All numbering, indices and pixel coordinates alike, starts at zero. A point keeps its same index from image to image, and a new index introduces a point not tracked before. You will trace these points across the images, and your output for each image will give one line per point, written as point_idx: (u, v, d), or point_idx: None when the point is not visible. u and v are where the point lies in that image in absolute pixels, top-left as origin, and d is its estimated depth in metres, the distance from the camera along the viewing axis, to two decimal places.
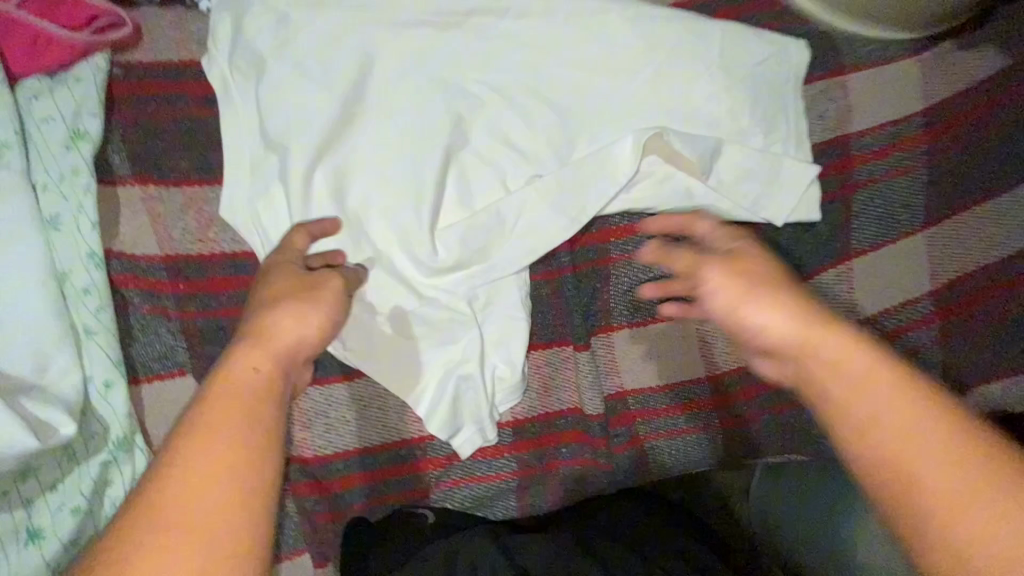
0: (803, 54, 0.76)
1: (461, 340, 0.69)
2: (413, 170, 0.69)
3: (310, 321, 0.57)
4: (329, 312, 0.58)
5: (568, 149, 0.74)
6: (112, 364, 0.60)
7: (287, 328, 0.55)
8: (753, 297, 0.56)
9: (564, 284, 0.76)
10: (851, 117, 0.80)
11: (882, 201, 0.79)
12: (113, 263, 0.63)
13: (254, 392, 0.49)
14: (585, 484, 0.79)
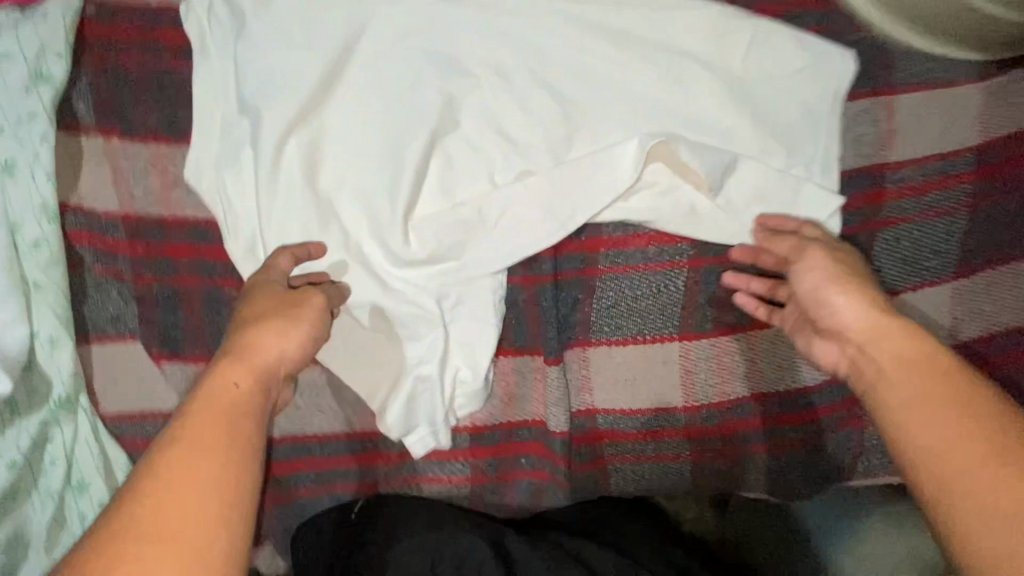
0: (845, 68, 0.68)
1: (422, 338, 0.66)
2: (394, 151, 0.64)
3: (293, 337, 0.53)
4: (315, 328, 0.55)
5: (566, 147, 0.68)
6: (59, 322, 0.59)
7: (268, 344, 0.52)
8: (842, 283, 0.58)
9: (541, 292, 0.70)
10: (891, 145, 0.71)
11: (909, 243, 0.71)
12: (69, 217, 0.61)
13: (233, 408, 0.46)
14: (541, 497, 0.76)
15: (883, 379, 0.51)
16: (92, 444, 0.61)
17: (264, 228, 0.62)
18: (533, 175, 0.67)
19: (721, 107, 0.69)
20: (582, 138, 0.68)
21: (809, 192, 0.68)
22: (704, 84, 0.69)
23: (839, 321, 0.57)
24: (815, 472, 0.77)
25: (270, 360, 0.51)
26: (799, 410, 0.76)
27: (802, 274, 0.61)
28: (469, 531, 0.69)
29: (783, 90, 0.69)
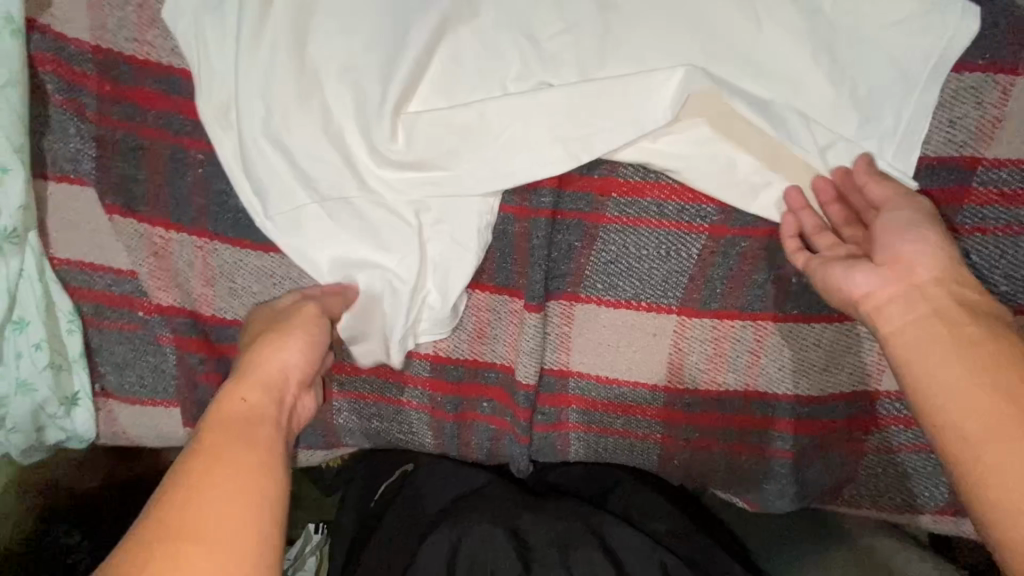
0: (956, 30, 0.55)
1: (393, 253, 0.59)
2: (400, 31, 0.56)
3: (291, 346, 0.52)
4: (316, 340, 0.54)
5: (597, 66, 0.58)
6: (12, 148, 0.54)
7: (268, 363, 0.51)
8: (907, 235, 0.53)
9: (534, 229, 0.62)
10: (994, 137, 0.57)
11: (977, 260, 0.60)
12: (35, 36, 0.55)
13: (245, 415, 0.47)
14: (497, 445, 0.71)
15: (921, 346, 0.49)
16: (35, 285, 0.58)
17: (240, 95, 0.56)
18: (549, 93, 0.57)
19: (794, 51, 0.57)
20: (618, 57, 0.57)
21: (876, 175, 0.56)
22: (780, 19, 0.56)
23: (900, 264, 0.52)
24: (797, 486, 0.70)
25: (276, 380, 0.50)
26: (798, 418, 0.67)
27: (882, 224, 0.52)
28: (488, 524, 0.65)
29: (872, 45, 0.56)
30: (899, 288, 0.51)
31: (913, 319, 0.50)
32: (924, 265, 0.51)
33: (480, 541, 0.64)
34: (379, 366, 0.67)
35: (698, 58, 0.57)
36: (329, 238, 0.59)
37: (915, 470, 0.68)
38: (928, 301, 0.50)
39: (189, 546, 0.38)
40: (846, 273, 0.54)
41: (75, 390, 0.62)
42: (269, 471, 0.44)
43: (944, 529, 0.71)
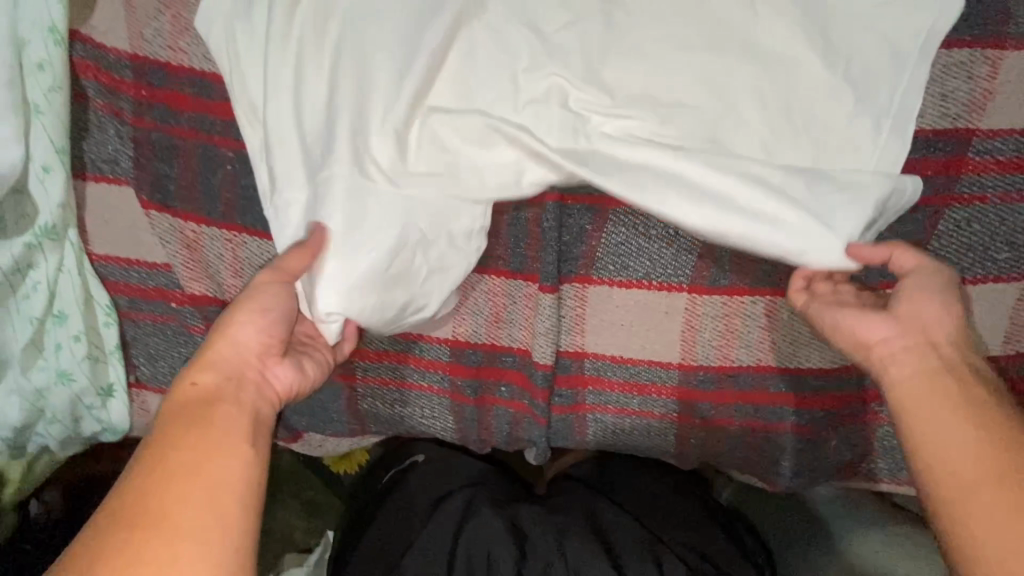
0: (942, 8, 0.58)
1: (359, 256, 0.57)
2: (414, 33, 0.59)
3: (250, 325, 0.56)
4: (270, 312, 0.56)
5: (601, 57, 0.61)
6: (55, 150, 0.58)
7: (225, 345, 0.55)
8: (925, 299, 0.56)
9: (544, 213, 0.65)
10: (987, 109, 0.60)
11: (979, 228, 0.61)
12: (77, 46, 0.59)
13: (203, 399, 0.52)
14: (517, 428, 0.73)
15: (923, 395, 0.52)
16: (75, 278, 0.61)
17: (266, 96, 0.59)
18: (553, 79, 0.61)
19: (789, 35, 0.60)
20: (622, 48, 0.61)
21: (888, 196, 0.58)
22: (774, 6, 0.60)
23: (913, 322, 0.56)
24: (812, 460, 0.71)
25: (235, 361, 0.55)
26: (809, 392, 0.69)
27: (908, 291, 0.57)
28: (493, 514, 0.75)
29: (864, 27, 0.59)
30: (908, 344, 0.55)
31: (921, 370, 0.53)
32: (928, 322, 0.55)
33: (482, 528, 0.74)
34: (398, 350, 0.69)
35: (697, 44, 0.60)
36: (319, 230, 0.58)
37: None
38: (935, 360, 0.53)
39: (150, 532, 0.44)
40: (861, 318, 0.57)
41: (110, 381, 0.65)
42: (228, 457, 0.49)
43: None
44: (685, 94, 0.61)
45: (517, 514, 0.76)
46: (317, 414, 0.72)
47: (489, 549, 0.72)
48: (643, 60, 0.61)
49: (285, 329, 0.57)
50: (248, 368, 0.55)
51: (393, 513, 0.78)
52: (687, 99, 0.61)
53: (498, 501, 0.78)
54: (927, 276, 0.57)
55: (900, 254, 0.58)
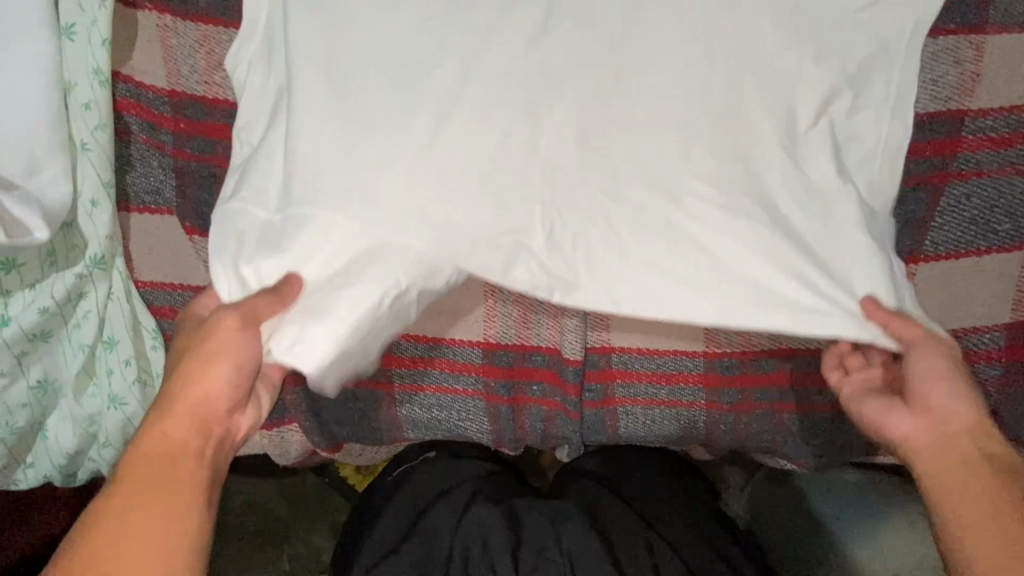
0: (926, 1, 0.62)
1: (307, 303, 0.56)
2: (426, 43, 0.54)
3: (214, 375, 0.54)
4: (240, 364, 0.54)
5: (622, 38, 0.54)
6: (102, 184, 0.61)
7: (186, 396, 0.53)
8: (941, 379, 0.56)
9: None
10: (976, 90, 0.63)
11: (979, 201, 0.65)
12: (119, 86, 0.63)
13: (167, 450, 0.51)
14: (550, 425, 0.75)
15: (944, 487, 0.53)
16: (125, 305, 0.64)
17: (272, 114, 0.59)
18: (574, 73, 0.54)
19: None
20: None
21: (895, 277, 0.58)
22: None
23: (936, 407, 0.56)
24: (836, 436, 0.74)
25: (198, 414, 0.53)
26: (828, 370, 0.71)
27: (923, 364, 0.56)
28: (491, 509, 0.77)
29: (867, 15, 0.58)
30: (931, 433, 0.55)
31: (946, 463, 0.54)
32: (952, 406, 0.55)
33: (481, 517, 0.76)
34: (433, 356, 0.72)
35: (717, 39, 0.54)
36: (270, 255, 0.56)
37: None
38: (956, 450, 0.54)
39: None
40: (883, 411, 0.58)
41: None
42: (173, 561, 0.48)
43: None
44: (710, 91, 0.54)
45: (515, 504, 0.79)
46: (351, 422, 0.74)
47: (485, 535, 0.74)
48: None
49: (251, 377, 0.55)
50: (213, 422, 0.54)
51: (399, 503, 0.82)
52: None
53: (495, 497, 0.81)
54: (937, 358, 0.56)
55: (911, 329, 0.56)
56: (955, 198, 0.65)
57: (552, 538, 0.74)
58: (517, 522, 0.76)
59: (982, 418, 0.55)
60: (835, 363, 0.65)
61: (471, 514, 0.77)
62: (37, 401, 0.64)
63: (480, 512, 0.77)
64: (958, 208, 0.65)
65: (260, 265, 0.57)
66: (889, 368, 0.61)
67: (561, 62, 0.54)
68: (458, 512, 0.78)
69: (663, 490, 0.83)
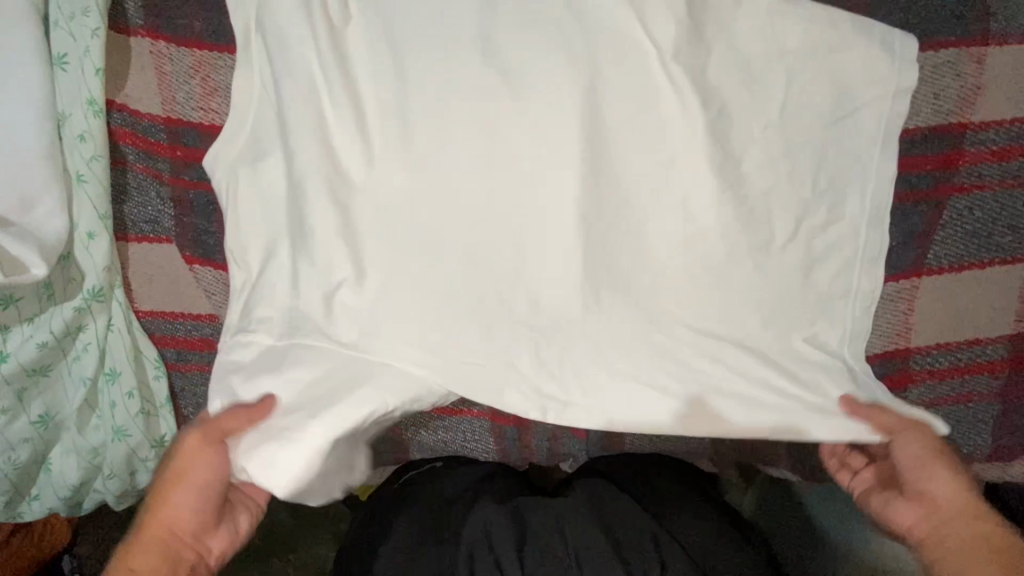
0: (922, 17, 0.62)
1: (288, 421, 0.61)
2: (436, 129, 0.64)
3: (184, 499, 0.59)
4: (204, 485, 0.59)
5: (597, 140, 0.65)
6: (99, 217, 0.61)
7: (159, 519, 0.58)
8: (929, 467, 0.59)
9: None
10: (978, 102, 0.63)
11: (981, 215, 0.65)
12: (113, 114, 0.62)
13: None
14: (556, 443, 0.76)
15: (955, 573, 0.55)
16: (125, 335, 0.63)
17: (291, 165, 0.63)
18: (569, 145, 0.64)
19: (780, 50, 0.63)
20: (623, 78, 0.65)
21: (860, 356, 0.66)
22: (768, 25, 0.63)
23: (928, 494, 0.59)
24: None
25: (165, 543, 0.58)
26: None
27: (906, 451, 0.61)
28: (494, 508, 0.69)
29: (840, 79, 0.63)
30: (926, 518, 0.58)
31: (951, 547, 0.56)
32: (947, 494, 0.58)
33: (483, 519, 0.68)
34: None
35: (679, 136, 0.65)
36: (267, 373, 0.63)
37: (961, 424, 0.70)
38: (958, 532, 0.57)
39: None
40: (884, 505, 0.62)
41: (162, 433, 0.67)
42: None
43: (990, 474, 0.72)
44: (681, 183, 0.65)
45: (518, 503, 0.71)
46: None
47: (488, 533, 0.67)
48: (636, 93, 0.65)
49: (218, 491, 0.60)
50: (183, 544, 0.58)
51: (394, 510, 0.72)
52: (693, 120, 0.64)
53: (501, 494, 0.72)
54: (921, 450, 0.60)
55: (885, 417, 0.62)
56: (958, 211, 0.65)
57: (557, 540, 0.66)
58: (523, 521, 0.68)
59: (973, 501, 0.58)
60: (835, 458, 0.69)
61: (473, 513, 0.68)
62: (40, 436, 0.63)
63: (482, 513, 0.68)
64: (959, 222, 0.65)
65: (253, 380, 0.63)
66: (883, 463, 0.64)
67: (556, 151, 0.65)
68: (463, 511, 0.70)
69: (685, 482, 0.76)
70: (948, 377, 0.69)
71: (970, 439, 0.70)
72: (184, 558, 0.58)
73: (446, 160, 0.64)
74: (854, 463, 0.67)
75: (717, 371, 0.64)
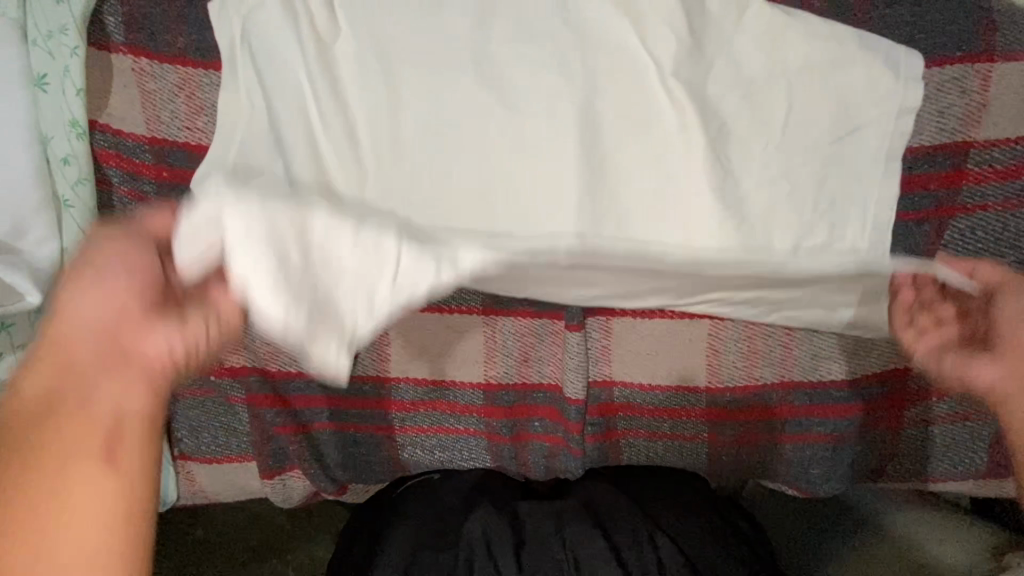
0: (926, 34, 0.61)
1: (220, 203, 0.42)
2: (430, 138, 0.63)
3: (108, 290, 0.42)
4: (119, 273, 0.43)
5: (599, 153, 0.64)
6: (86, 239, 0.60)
7: (58, 324, 0.41)
8: None
9: (571, 309, 0.68)
10: (982, 121, 0.62)
11: (981, 235, 0.64)
12: (96, 136, 0.60)
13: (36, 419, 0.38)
14: (552, 461, 0.75)
15: None
16: None
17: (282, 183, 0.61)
18: (567, 156, 0.63)
19: (782, 66, 0.62)
20: (618, 89, 0.63)
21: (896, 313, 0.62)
22: (770, 37, 0.61)
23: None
24: (839, 465, 0.73)
25: (73, 343, 0.41)
26: (831, 402, 0.71)
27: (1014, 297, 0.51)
28: (492, 512, 0.68)
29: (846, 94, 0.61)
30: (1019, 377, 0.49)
31: None
32: None
33: (483, 521, 0.66)
34: (435, 399, 0.72)
35: (686, 149, 0.63)
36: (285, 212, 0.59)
37: (956, 441, 0.71)
38: None
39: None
40: (962, 364, 0.53)
41: None
42: (112, 446, 0.38)
43: (989, 492, 0.72)
44: (682, 199, 0.64)
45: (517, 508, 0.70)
46: (349, 465, 0.74)
47: (488, 539, 0.65)
48: (635, 109, 0.63)
49: (160, 280, 0.44)
50: (104, 345, 0.41)
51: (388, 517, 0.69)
52: (692, 136, 0.63)
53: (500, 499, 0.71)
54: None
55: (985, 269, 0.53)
56: (959, 232, 0.64)
57: (554, 540, 0.65)
58: (518, 526, 0.67)
59: None
60: (903, 312, 0.59)
61: (471, 516, 0.67)
62: None
63: (481, 520, 0.67)
64: (961, 242, 0.64)
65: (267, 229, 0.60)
66: (966, 321, 0.55)
67: (553, 162, 0.63)
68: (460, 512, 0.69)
69: (686, 483, 0.74)
70: (944, 397, 0.70)
71: (970, 455, 0.71)
72: (111, 347, 0.41)
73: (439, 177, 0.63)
74: (924, 319, 0.57)
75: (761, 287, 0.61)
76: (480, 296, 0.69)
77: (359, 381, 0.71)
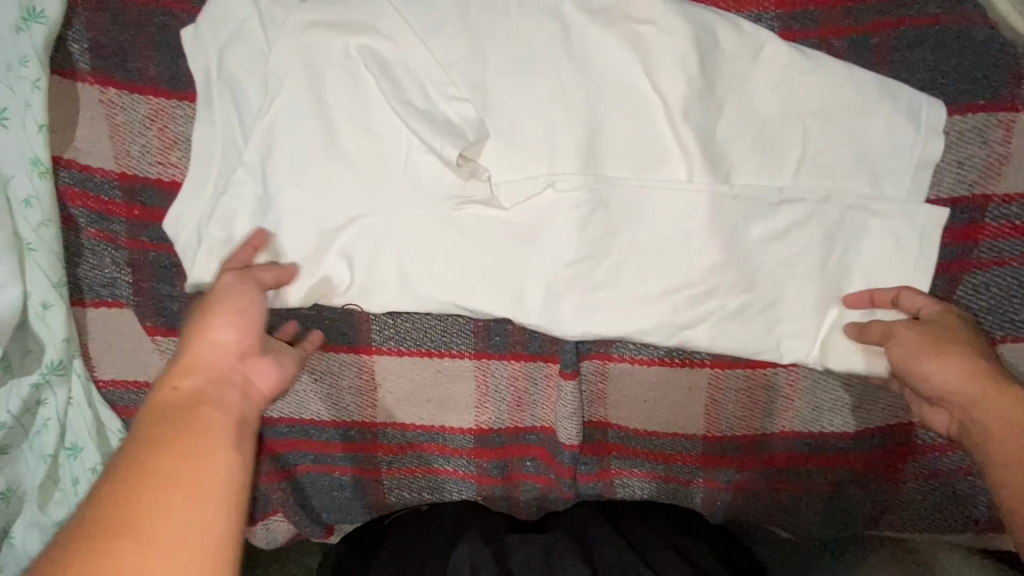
0: (941, 81, 0.58)
1: (295, 60, 0.56)
2: (421, 173, 0.58)
3: (235, 328, 0.48)
4: (246, 310, 0.49)
5: (601, 193, 0.59)
6: (52, 285, 0.56)
7: (200, 348, 0.46)
8: (925, 345, 0.52)
9: (565, 345, 0.65)
10: (1002, 173, 0.59)
11: (997, 291, 0.61)
12: (61, 172, 0.57)
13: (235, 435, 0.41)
14: (544, 501, 0.74)
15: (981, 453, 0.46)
16: (85, 409, 0.60)
17: (264, 221, 0.58)
18: (563, 192, 0.59)
19: (796, 110, 0.58)
20: (620, 124, 0.59)
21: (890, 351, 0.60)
22: (778, 76, 0.58)
23: (924, 372, 0.52)
24: (836, 513, 0.71)
25: (212, 362, 0.45)
26: (832, 453, 0.69)
27: (895, 335, 0.55)
28: (476, 541, 0.63)
29: (857, 140, 0.58)
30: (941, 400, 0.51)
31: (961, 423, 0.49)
32: (951, 360, 0.50)
33: (468, 552, 0.61)
34: (425, 442, 0.70)
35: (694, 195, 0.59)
36: (301, 98, 0.57)
37: (958, 492, 0.69)
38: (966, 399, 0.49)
39: (130, 545, 0.33)
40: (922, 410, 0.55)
41: None
42: (234, 436, 0.41)
43: (985, 544, 0.71)
44: (687, 245, 0.60)
45: (505, 542, 0.64)
46: (335, 507, 0.72)
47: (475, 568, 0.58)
48: (642, 151, 0.59)
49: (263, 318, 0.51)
50: (226, 370, 0.46)
51: (382, 546, 0.65)
52: (699, 179, 0.59)
53: (489, 533, 0.66)
54: (913, 332, 0.54)
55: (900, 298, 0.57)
56: (972, 287, 0.61)
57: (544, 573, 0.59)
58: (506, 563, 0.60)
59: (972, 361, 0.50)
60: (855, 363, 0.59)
61: (458, 549, 0.62)
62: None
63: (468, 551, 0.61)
64: (975, 297, 0.61)
65: (273, 122, 0.57)
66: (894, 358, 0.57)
67: (550, 197, 0.59)
68: (447, 544, 0.64)
69: (695, 531, 0.67)
70: (950, 450, 0.68)
71: (976, 505, 0.69)
72: (229, 371, 0.46)
73: (433, 218, 0.59)
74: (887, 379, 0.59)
75: (761, 321, 0.60)
76: (472, 340, 0.66)
77: (344, 424, 0.68)
